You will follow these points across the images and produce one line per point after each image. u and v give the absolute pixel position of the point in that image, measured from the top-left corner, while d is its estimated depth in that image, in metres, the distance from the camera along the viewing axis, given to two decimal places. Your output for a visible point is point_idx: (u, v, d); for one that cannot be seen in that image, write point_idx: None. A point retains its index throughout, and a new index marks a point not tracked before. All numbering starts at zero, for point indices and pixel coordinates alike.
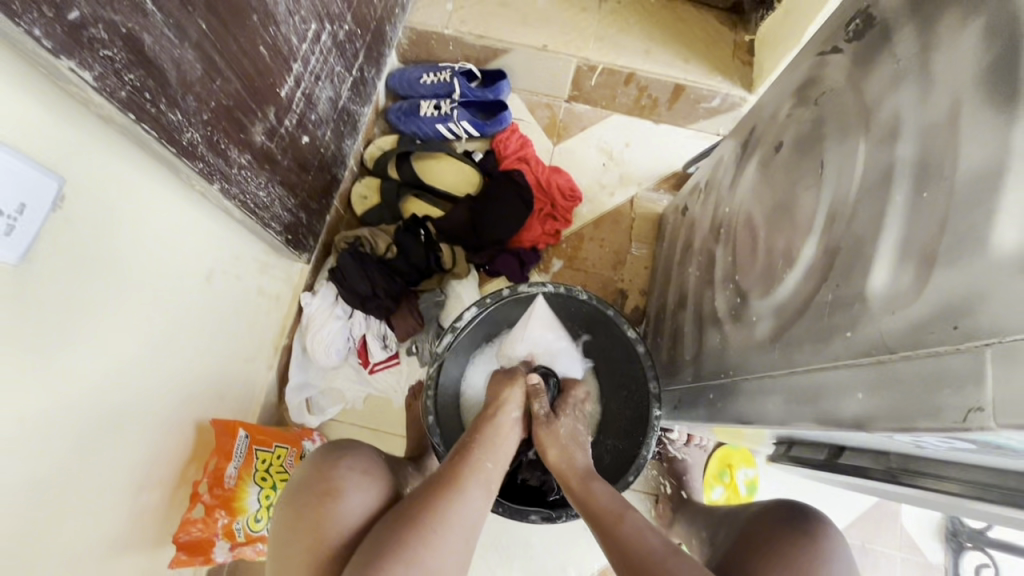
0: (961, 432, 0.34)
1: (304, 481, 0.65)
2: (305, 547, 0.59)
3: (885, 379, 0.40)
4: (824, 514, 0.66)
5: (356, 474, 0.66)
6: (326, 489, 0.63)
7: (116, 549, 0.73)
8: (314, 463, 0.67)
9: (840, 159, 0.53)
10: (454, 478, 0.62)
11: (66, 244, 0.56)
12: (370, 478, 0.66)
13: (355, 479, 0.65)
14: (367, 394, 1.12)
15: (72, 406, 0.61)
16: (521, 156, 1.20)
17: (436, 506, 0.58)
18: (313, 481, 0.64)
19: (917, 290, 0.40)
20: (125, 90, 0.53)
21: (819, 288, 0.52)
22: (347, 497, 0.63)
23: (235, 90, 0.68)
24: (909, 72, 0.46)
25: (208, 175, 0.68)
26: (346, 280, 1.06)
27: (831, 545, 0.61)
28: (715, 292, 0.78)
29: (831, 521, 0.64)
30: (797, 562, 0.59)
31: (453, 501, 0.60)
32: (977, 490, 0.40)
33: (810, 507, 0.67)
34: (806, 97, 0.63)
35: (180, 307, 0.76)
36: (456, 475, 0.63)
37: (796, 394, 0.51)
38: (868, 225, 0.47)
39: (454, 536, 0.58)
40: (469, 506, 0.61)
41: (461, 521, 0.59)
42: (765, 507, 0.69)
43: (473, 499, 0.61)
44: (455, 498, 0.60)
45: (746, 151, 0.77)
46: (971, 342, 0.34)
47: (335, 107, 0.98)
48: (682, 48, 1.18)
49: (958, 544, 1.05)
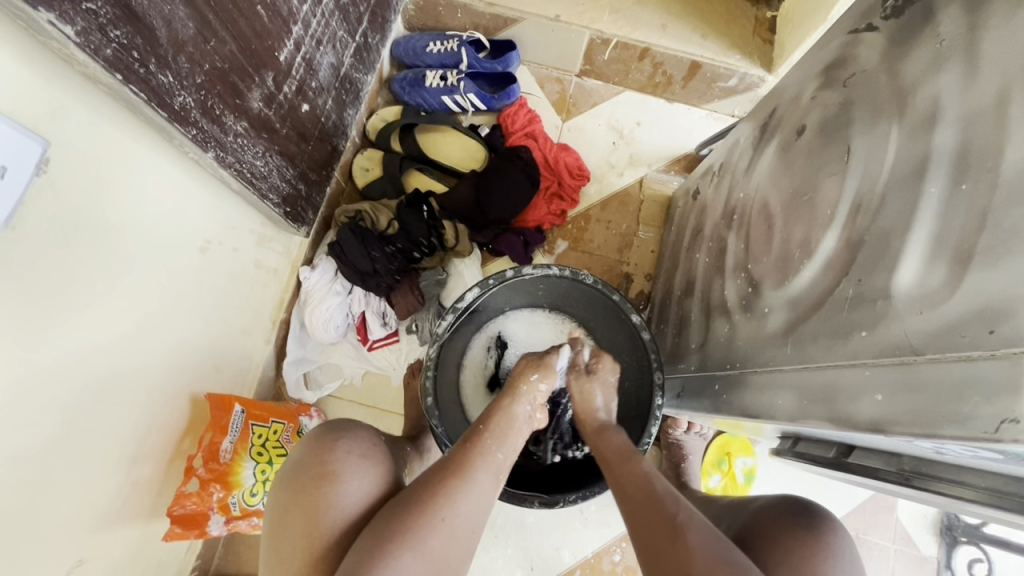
0: (989, 443, 0.32)
1: (305, 462, 0.63)
2: (306, 534, 0.59)
3: (908, 382, 0.38)
4: (829, 512, 0.64)
5: (357, 459, 0.64)
6: (327, 475, 0.62)
7: (110, 518, 0.73)
8: (311, 445, 0.65)
9: (868, 146, 0.50)
10: (463, 456, 0.61)
11: (50, 210, 0.53)
12: (372, 464, 0.65)
13: (358, 465, 0.64)
14: (366, 370, 1.11)
15: (71, 369, 0.61)
16: (528, 132, 1.16)
17: (444, 492, 0.57)
18: (311, 466, 0.63)
19: (949, 289, 0.38)
20: (111, 48, 0.50)
21: (839, 283, 0.50)
22: (348, 484, 0.62)
23: (230, 53, 0.65)
24: (951, 53, 0.43)
25: (202, 142, 0.65)
26: (346, 256, 1.03)
27: (832, 543, 0.60)
28: (725, 281, 0.75)
29: (836, 519, 0.63)
30: (794, 560, 0.58)
31: (463, 483, 0.59)
32: (994, 498, 0.38)
33: (813, 502, 0.66)
34: (834, 78, 0.59)
35: (173, 279, 0.74)
36: (464, 455, 0.61)
37: (808, 390, 0.49)
38: (897, 218, 0.44)
39: (463, 521, 0.57)
40: (481, 490, 0.59)
41: (472, 497, 0.58)
42: (767, 502, 0.68)
43: (483, 484, 0.60)
44: (465, 480, 0.59)
45: (765, 133, 0.74)
46: (1005, 349, 0.32)
47: (337, 74, 0.94)
48: (701, 23, 1.13)
49: (953, 539, 1.06)
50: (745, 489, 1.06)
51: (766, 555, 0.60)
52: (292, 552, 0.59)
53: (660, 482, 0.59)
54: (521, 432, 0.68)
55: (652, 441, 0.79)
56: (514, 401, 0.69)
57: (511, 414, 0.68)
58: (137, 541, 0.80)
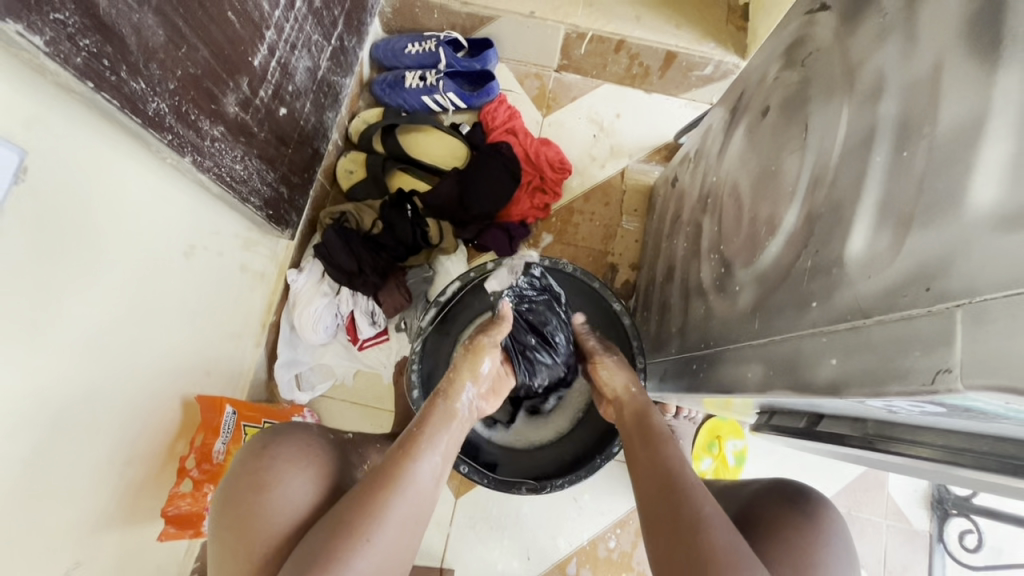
0: (928, 395, 0.33)
1: (238, 475, 0.65)
2: (247, 544, 0.61)
3: (859, 345, 0.40)
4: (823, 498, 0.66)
5: (286, 464, 0.65)
6: (257, 485, 0.63)
7: (104, 520, 0.74)
8: (245, 455, 0.66)
9: (824, 121, 0.51)
10: (395, 466, 0.61)
11: (28, 216, 0.54)
12: (303, 467, 0.66)
13: (287, 470, 0.65)
14: (358, 369, 1.13)
15: (62, 370, 0.62)
16: (509, 128, 1.18)
17: (370, 513, 0.56)
18: (245, 478, 0.64)
19: (893, 253, 0.39)
20: (81, 56, 0.51)
21: (800, 256, 0.51)
22: (281, 491, 0.63)
23: (203, 59, 0.66)
24: (893, 28, 0.45)
25: (178, 147, 0.66)
26: (332, 256, 1.05)
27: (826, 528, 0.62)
28: (701, 263, 0.77)
29: (831, 506, 0.65)
30: (785, 545, 0.60)
31: (392, 497, 0.58)
32: (950, 455, 0.40)
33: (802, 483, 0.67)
34: (794, 58, 0.61)
35: (158, 283, 0.75)
36: (396, 465, 0.61)
37: (775, 362, 0.51)
38: (849, 188, 0.46)
39: (396, 537, 0.57)
40: (412, 503, 0.59)
41: (403, 510, 0.58)
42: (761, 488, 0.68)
43: (414, 497, 0.59)
44: (399, 494, 0.59)
45: (735, 115, 0.75)
46: (941, 304, 0.34)
47: (314, 77, 0.96)
48: (675, 13, 1.15)
49: (944, 512, 1.07)
50: (735, 472, 1.08)
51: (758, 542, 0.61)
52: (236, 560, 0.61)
53: (685, 470, 0.62)
54: (456, 433, 0.68)
55: None
56: (448, 403, 0.69)
57: (445, 420, 0.68)
58: (134, 543, 0.82)
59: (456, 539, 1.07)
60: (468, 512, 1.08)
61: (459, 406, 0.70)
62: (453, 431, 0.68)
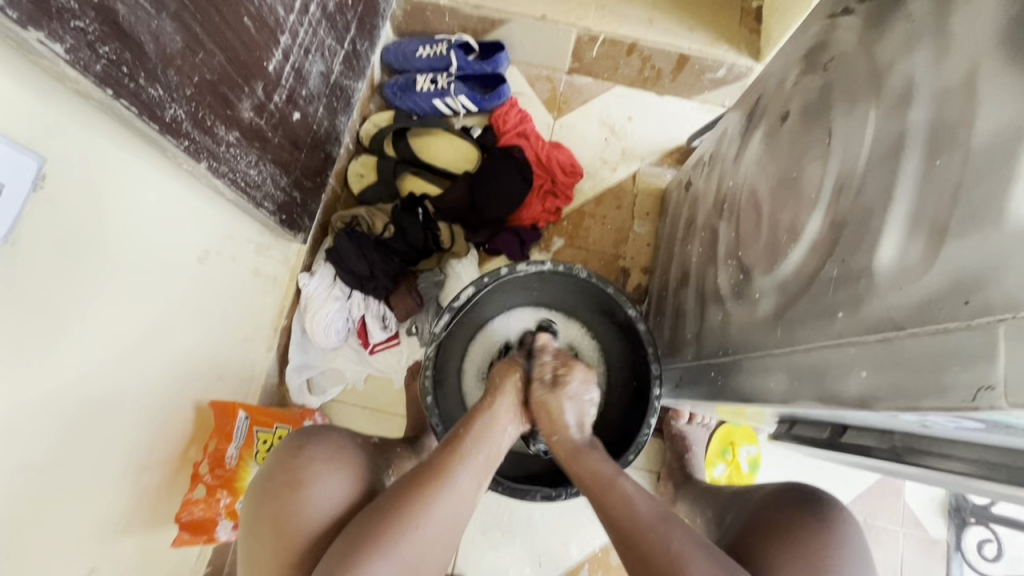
0: (968, 412, 0.32)
1: (272, 473, 0.64)
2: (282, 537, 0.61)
3: (890, 357, 0.39)
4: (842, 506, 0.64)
5: (321, 464, 0.65)
6: (292, 483, 0.63)
7: (119, 526, 0.74)
8: (280, 454, 0.66)
9: (849, 127, 0.51)
10: (439, 466, 0.60)
11: (47, 223, 0.54)
12: (338, 467, 0.65)
13: (322, 469, 0.64)
14: (368, 373, 1.12)
15: (77, 375, 0.62)
16: (520, 131, 1.17)
17: (415, 504, 0.56)
18: (280, 474, 0.64)
19: (926, 263, 0.38)
20: (101, 63, 0.51)
21: (824, 264, 0.50)
22: (316, 490, 0.63)
23: (219, 65, 0.66)
24: (923, 34, 0.44)
25: (194, 153, 0.66)
26: (343, 260, 1.05)
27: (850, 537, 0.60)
28: (718, 269, 0.76)
29: (844, 509, 0.63)
30: (814, 559, 0.58)
31: (436, 492, 0.57)
32: (984, 470, 0.39)
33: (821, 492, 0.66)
34: (815, 63, 0.60)
35: (173, 288, 0.75)
36: (440, 464, 0.60)
37: (800, 372, 0.50)
38: (877, 196, 0.45)
39: (435, 536, 0.56)
40: (455, 500, 0.58)
41: (447, 506, 0.57)
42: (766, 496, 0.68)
43: (458, 495, 0.58)
44: (441, 493, 0.57)
45: (752, 120, 0.74)
46: (980, 318, 0.33)
47: (327, 82, 0.96)
48: (688, 16, 1.14)
49: (962, 520, 1.06)
50: (748, 478, 1.07)
51: (777, 550, 0.59)
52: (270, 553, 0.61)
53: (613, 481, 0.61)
54: (503, 439, 0.66)
55: (651, 433, 0.80)
56: (495, 409, 0.68)
57: (494, 425, 0.66)
58: (148, 548, 0.82)
59: (467, 545, 1.06)
60: (478, 518, 1.07)
61: (507, 413, 0.68)
62: (500, 435, 0.66)
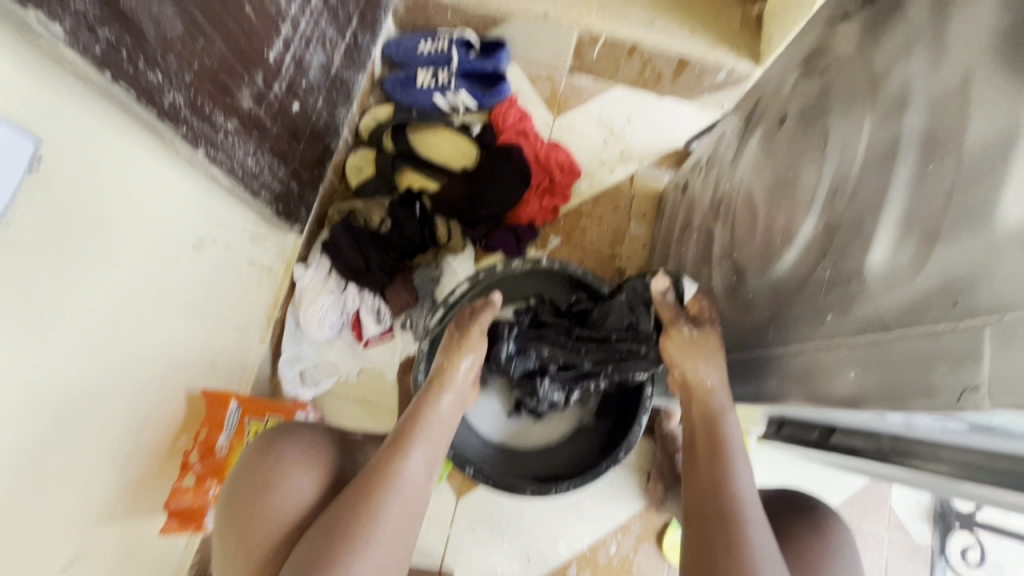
0: (954, 413, 0.33)
1: (244, 473, 0.65)
2: (251, 546, 0.61)
3: (878, 359, 0.39)
4: (831, 509, 0.65)
5: (291, 465, 0.65)
6: (263, 484, 0.63)
7: (106, 511, 0.74)
8: (251, 453, 0.67)
9: (845, 132, 0.51)
10: (386, 465, 0.61)
11: (42, 205, 0.54)
12: (307, 467, 0.66)
13: (291, 470, 0.65)
14: (362, 366, 1.12)
15: (68, 358, 0.62)
16: (520, 129, 1.17)
17: (366, 511, 0.57)
18: (248, 477, 0.64)
19: (916, 266, 0.39)
20: (99, 47, 0.51)
21: (817, 266, 0.51)
22: (286, 490, 0.63)
23: (220, 52, 0.66)
24: (920, 39, 0.44)
25: (192, 140, 0.67)
26: (340, 251, 1.06)
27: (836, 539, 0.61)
28: (712, 271, 0.76)
29: (834, 513, 0.64)
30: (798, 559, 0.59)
31: (385, 495, 0.58)
32: (967, 473, 0.40)
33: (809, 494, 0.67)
34: (813, 67, 0.60)
35: (167, 276, 0.75)
36: (388, 461, 0.61)
37: (791, 373, 0.50)
38: (871, 198, 0.45)
39: (390, 539, 0.57)
40: (405, 498, 0.60)
41: (397, 505, 0.59)
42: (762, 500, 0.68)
43: (407, 493, 0.60)
44: (391, 490, 0.59)
45: (750, 124, 0.75)
46: (968, 320, 0.34)
47: (327, 73, 0.95)
48: (689, 19, 1.15)
49: (947, 526, 1.06)
50: None
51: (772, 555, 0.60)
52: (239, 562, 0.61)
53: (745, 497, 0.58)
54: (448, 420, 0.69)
55: (641, 432, 0.82)
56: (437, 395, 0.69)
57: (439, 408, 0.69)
58: (135, 537, 0.81)
59: (456, 540, 1.07)
60: (468, 513, 1.07)
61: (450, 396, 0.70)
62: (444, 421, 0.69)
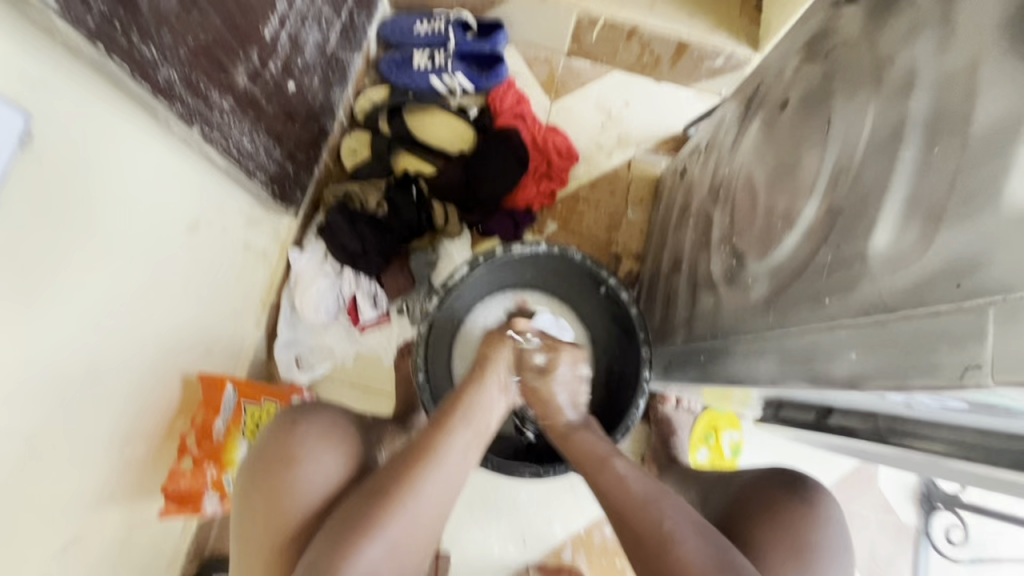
0: (954, 391, 0.34)
1: (266, 445, 0.66)
2: (275, 519, 0.61)
3: (879, 339, 0.40)
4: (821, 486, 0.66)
5: (316, 443, 0.66)
6: (287, 460, 0.64)
7: (103, 494, 0.73)
8: (273, 428, 0.67)
9: (848, 116, 0.51)
10: (431, 444, 0.61)
11: (34, 184, 0.53)
12: (331, 446, 0.66)
13: (316, 449, 0.65)
14: (357, 350, 1.11)
15: (63, 341, 0.61)
16: (517, 113, 1.16)
17: (407, 483, 0.58)
18: (270, 453, 0.65)
19: (920, 248, 0.39)
20: (93, 19, 0.50)
21: (818, 250, 0.51)
22: (310, 468, 0.64)
23: (214, 27, 0.64)
24: (928, 21, 0.44)
25: (187, 118, 0.65)
26: (336, 236, 1.04)
27: (827, 515, 0.63)
28: (711, 256, 0.77)
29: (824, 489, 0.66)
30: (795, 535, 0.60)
31: (426, 473, 0.58)
32: (962, 451, 0.41)
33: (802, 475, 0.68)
34: (816, 52, 0.60)
35: (162, 257, 0.73)
36: (430, 443, 0.61)
37: (791, 355, 0.51)
38: (874, 183, 0.46)
39: (427, 511, 0.58)
40: (447, 477, 0.60)
41: (436, 489, 0.58)
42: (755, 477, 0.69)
43: (449, 473, 0.60)
44: (431, 473, 0.59)
45: (751, 107, 0.74)
46: (972, 300, 0.34)
47: (323, 52, 0.94)
48: (688, 3, 1.13)
49: (930, 506, 1.09)
50: (730, 464, 1.08)
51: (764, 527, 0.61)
52: (266, 544, 0.60)
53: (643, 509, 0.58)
54: (492, 411, 0.66)
55: (639, 415, 0.82)
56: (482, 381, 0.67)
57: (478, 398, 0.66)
58: (133, 520, 0.81)
59: (452, 523, 1.07)
60: (465, 496, 1.08)
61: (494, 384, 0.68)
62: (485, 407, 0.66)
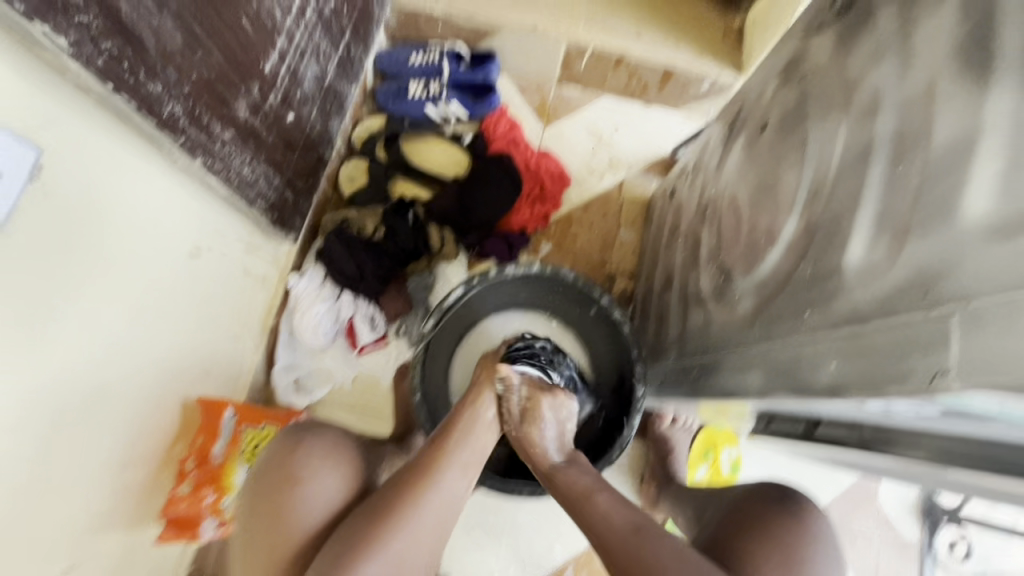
0: (925, 395, 0.35)
1: (270, 464, 0.67)
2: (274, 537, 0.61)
3: (856, 348, 0.42)
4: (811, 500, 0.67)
5: (320, 462, 0.66)
6: (288, 478, 0.65)
7: (101, 521, 0.73)
8: (277, 447, 0.68)
9: (822, 136, 0.53)
10: (425, 475, 0.61)
11: (42, 214, 0.55)
12: (334, 466, 0.67)
13: (317, 468, 0.66)
14: (356, 373, 1.12)
15: (66, 367, 0.62)
16: (510, 139, 1.20)
17: (401, 513, 0.58)
18: (273, 471, 0.65)
19: (890, 260, 0.41)
20: (102, 59, 0.53)
21: (799, 264, 0.53)
22: (311, 487, 0.64)
23: (218, 64, 0.68)
24: (890, 47, 0.47)
25: (190, 149, 0.68)
26: (334, 261, 1.07)
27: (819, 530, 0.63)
28: (700, 273, 0.78)
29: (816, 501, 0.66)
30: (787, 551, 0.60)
31: (420, 503, 0.59)
32: (942, 457, 0.42)
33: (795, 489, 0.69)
34: (791, 76, 0.63)
35: (164, 283, 0.75)
36: (425, 473, 0.61)
37: (776, 367, 0.52)
38: (847, 199, 0.48)
39: (419, 542, 0.58)
40: (440, 507, 0.60)
41: (429, 520, 0.59)
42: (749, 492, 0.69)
43: (441, 503, 0.60)
44: (426, 502, 0.59)
45: (734, 128, 0.77)
46: (937, 309, 0.36)
47: (322, 85, 0.98)
48: (673, 31, 1.18)
49: (934, 521, 1.08)
50: (729, 480, 1.09)
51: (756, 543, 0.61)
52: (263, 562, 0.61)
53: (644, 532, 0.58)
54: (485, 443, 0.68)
55: (633, 431, 0.84)
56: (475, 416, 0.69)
57: (473, 429, 0.68)
58: (130, 548, 0.81)
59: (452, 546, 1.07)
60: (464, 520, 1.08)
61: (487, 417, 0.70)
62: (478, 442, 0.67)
